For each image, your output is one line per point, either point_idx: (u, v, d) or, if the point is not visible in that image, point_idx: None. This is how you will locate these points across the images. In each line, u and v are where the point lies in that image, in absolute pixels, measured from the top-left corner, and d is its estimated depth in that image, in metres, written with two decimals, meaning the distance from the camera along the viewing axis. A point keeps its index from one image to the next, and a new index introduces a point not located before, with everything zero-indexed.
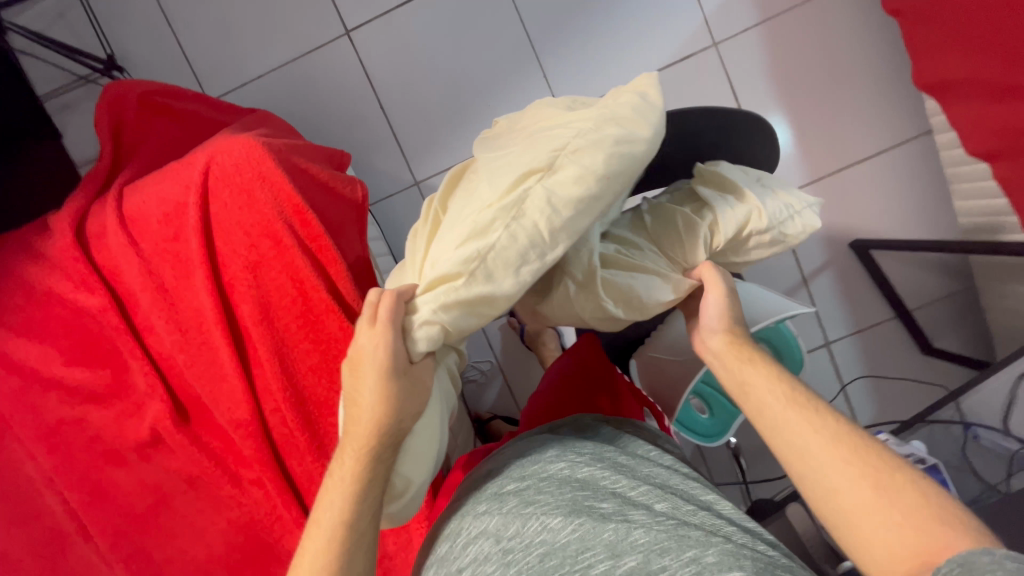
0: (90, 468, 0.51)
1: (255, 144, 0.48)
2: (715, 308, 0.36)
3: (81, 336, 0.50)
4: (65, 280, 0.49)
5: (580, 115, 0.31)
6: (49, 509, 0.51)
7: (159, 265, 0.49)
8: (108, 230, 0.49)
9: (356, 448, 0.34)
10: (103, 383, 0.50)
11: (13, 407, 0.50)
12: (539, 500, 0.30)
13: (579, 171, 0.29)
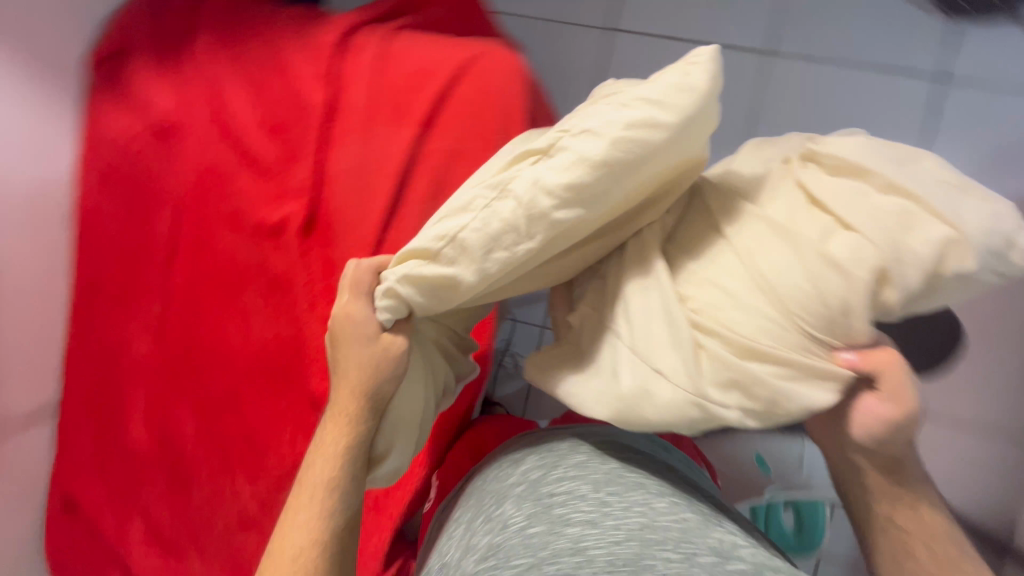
0: (220, 216, 0.85)
1: (511, 63, 0.73)
2: (888, 416, 0.44)
3: (288, 100, 0.82)
4: (312, 60, 0.81)
5: (614, 106, 0.43)
6: (168, 227, 0.89)
7: (379, 101, 0.78)
8: (365, 57, 0.80)
9: (346, 401, 0.58)
10: (275, 160, 0.82)
11: (201, 155, 0.87)
12: (629, 504, 0.51)
13: (569, 162, 0.42)
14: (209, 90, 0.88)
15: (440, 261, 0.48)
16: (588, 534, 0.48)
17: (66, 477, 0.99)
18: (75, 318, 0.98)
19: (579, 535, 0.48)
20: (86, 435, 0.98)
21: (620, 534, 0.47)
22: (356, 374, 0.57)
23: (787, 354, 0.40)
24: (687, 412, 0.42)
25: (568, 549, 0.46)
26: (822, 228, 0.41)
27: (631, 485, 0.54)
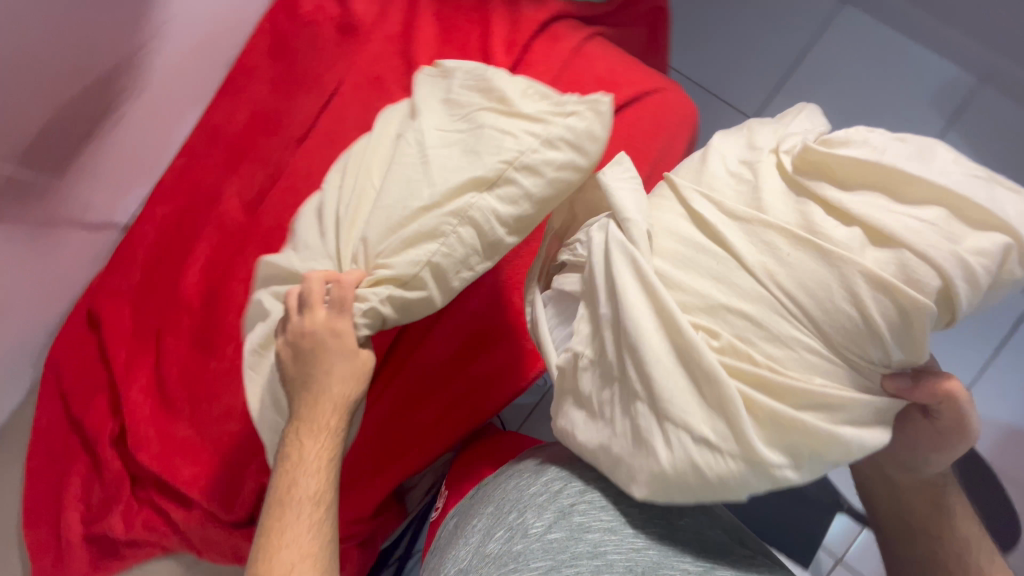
0: (173, 253, 0.97)
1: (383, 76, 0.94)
2: (835, 364, 0.50)
3: (206, 136, 0.98)
4: (294, 91, 0.97)
5: (490, 158, 0.63)
6: (181, 270, 0.97)
7: (262, 131, 0.97)
8: (239, 105, 0.98)
9: (311, 499, 0.61)
10: (161, 198, 0.99)
11: (190, 188, 0.99)
12: (645, 517, 0.64)
13: (431, 221, 0.64)
14: (205, 124, 0.99)
15: (346, 344, 0.65)
16: (606, 541, 0.61)
17: (57, 564, 0.92)
18: (45, 406, 0.95)
19: (598, 540, 0.61)
20: (86, 478, 0.94)
21: (634, 542, 0.61)
22: (323, 449, 0.63)
23: (763, 373, 0.49)
24: (746, 479, 0.49)
25: (588, 554, 0.60)
26: (857, 238, 0.48)
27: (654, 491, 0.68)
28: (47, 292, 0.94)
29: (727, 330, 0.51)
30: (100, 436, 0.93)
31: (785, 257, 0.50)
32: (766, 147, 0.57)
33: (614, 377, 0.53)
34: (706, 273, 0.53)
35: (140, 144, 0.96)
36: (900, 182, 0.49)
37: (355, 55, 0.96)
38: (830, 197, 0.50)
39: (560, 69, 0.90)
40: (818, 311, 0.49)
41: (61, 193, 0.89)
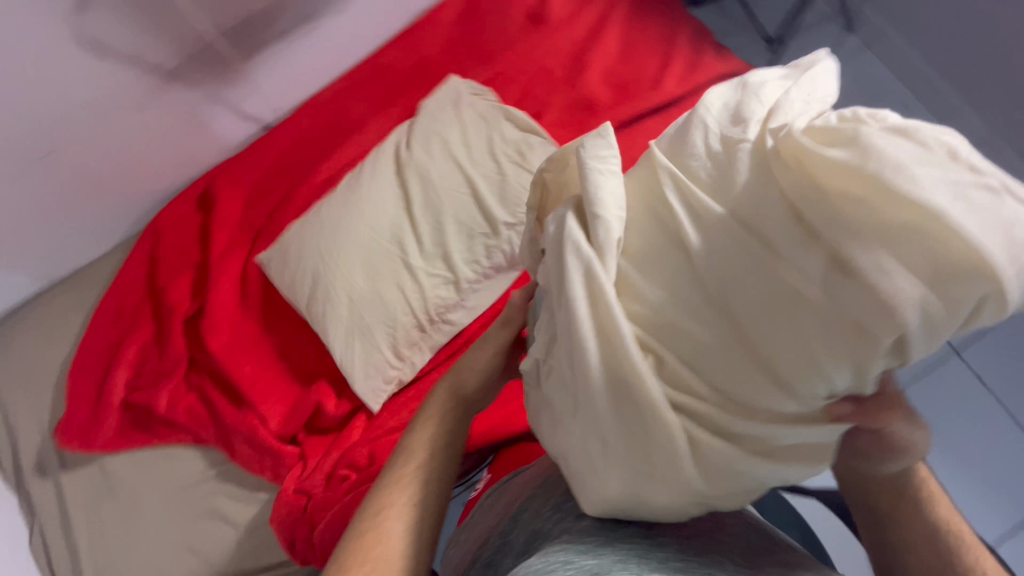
0: (295, 176, 0.99)
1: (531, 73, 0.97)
2: (718, 453, 0.35)
3: (371, 79, 1.01)
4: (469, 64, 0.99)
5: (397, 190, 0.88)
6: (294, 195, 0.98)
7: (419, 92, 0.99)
8: (410, 62, 1.00)
9: (419, 479, 0.53)
10: (305, 119, 1.00)
11: (334, 121, 1.00)
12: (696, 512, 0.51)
13: (464, 248, 0.84)
14: (372, 58, 1.02)
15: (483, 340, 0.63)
16: (657, 527, 0.47)
17: (83, 424, 0.91)
18: (132, 265, 0.97)
19: (647, 530, 0.46)
20: (145, 346, 0.94)
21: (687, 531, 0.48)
22: (432, 424, 0.57)
23: (686, 416, 0.35)
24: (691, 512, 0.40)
25: (638, 534, 0.46)
26: (834, 252, 0.30)
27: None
28: (176, 164, 0.96)
29: (664, 360, 0.36)
30: (174, 312, 0.93)
31: (685, 249, 0.35)
32: (776, 86, 0.39)
33: (572, 417, 0.39)
34: (663, 262, 0.36)
35: (310, 61, 0.97)
36: (885, 184, 0.29)
37: (534, 43, 0.98)
38: (827, 139, 0.32)
39: None
40: (825, 275, 0.31)
41: (223, 92, 0.90)
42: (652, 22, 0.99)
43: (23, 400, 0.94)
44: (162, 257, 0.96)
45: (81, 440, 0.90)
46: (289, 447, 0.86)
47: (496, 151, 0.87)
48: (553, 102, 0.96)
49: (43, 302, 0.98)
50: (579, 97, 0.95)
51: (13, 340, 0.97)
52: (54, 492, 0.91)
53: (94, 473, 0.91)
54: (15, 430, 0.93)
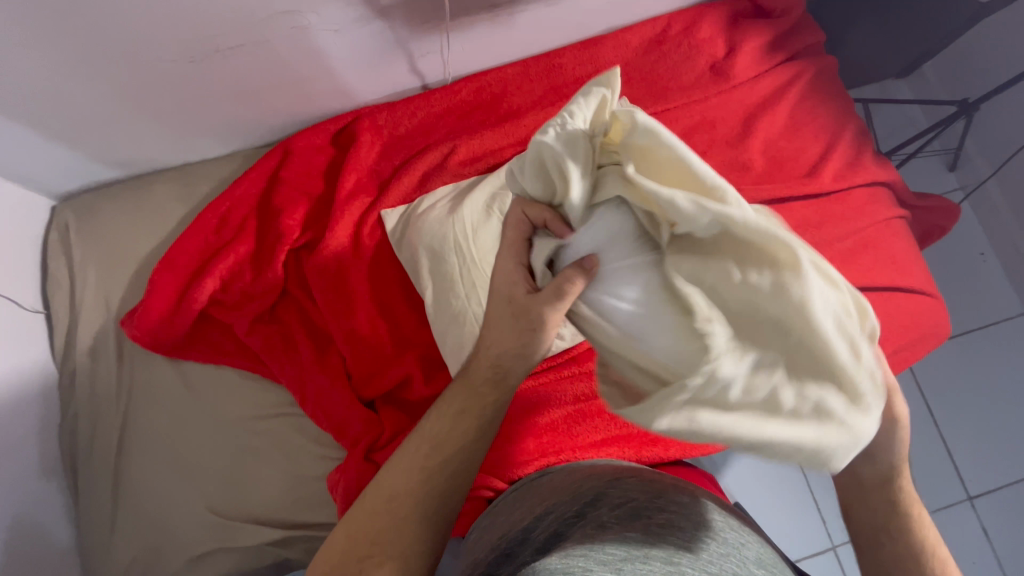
0: (440, 140, 0.97)
1: (701, 123, 0.97)
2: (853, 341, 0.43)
3: (540, 74, 0.99)
4: (643, 94, 0.99)
5: (438, 194, 0.90)
6: (435, 160, 0.95)
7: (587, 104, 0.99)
8: (585, 72, 1.00)
9: (419, 477, 0.57)
10: (464, 90, 0.98)
11: (492, 102, 0.99)
12: (726, 551, 0.56)
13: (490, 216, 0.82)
14: (549, 56, 1.00)
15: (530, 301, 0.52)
16: (683, 555, 0.53)
17: (153, 323, 0.84)
18: (252, 178, 0.93)
19: (674, 552, 0.53)
20: (240, 262, 0.89)
21: (713, 566, 0.53)
22: (466, 431, 0.58)
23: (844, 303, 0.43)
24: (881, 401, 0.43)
25: (662, 558, 0.52)
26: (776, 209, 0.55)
27: (736, 525, 0.60)
28: (330, 95, 0.94)
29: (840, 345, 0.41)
30: (285, 237, 0.88)
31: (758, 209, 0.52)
32: None
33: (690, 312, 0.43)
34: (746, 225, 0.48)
35: (499, 39, 0.95)
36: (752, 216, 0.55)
37: (710, 93, 0.98)
38: None
39: (866, 223, 0.95)
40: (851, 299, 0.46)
41: (409, 40, 0.87)
42: (825, 111, 1.01)
43: (96, 278, 0.90)
44: (285, 181, 0.93)
45: (150, 339, 0.84)
46: (366, 411, 0.83)
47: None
48: (711, 155, 0.97)
49: (147, 186, 0.95)
50: (738, 159, 0.96)
51: (103, 214, 0.93)
52: (101, 382, 0.86)
53: (148, 374, 0.86)
54: (79, 305, 0.89)
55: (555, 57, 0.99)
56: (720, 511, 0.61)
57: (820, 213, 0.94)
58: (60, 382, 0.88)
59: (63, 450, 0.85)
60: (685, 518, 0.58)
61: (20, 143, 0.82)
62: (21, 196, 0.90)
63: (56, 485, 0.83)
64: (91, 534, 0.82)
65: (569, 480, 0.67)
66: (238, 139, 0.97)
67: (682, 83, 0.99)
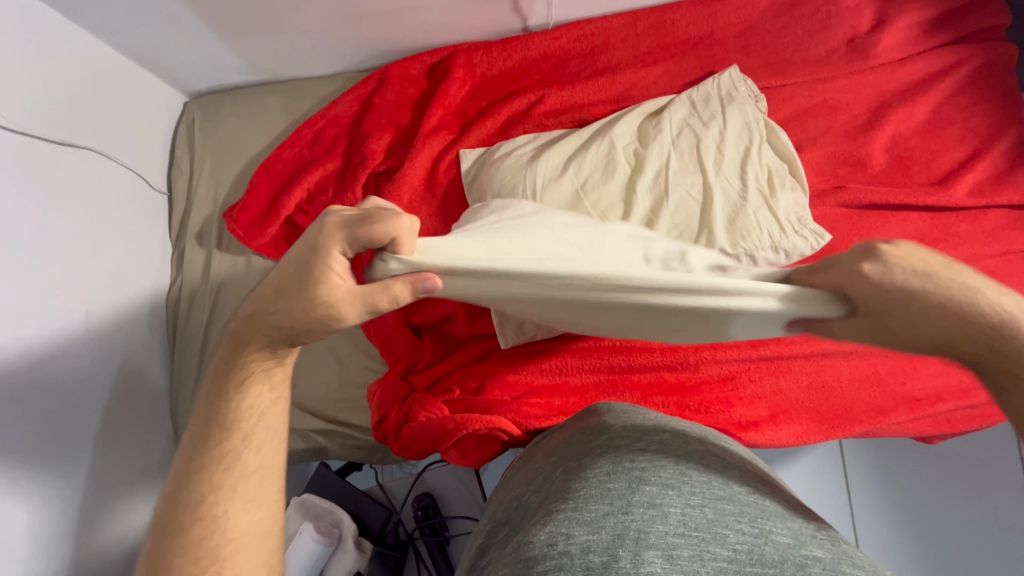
0: (531, 86, 0.96)
1: (816, 106, 0.88)
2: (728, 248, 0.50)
3: (646, 27, 0.93)
4: (756, 67, 0.90)
5: (513, 144, 0.89)
6: (522, 105, 0.94)
7: (692, 68, 0.92)
8: (699, 30, 0.91)
9: (236, 422, 0.52)
10: (565, 34, 0.94)
11: (591, 52, 0.94)
12: (710, 479, 0.53)
13: (576, 164, 0.81)
14: (662, 10, 0.92)
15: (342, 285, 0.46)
16: (666, 495, 0.51)
17: (246, 219, 0.95)
18: (349, 98, 0.98)
19: (657, 494, 0.51)
20: (326, 178, 0.96)
21: (697, 499, 0.50)
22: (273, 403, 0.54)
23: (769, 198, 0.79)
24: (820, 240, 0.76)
25: (644, 503, 0.50)
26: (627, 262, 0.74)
27: (717, 450, 0.58)
28: (432, 26, 0.95)
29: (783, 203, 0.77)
30: (368, 161, 0.93)
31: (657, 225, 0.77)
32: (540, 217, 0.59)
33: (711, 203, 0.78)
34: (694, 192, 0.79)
35: None
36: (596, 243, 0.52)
37: (839, 73, 0.87)
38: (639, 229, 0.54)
39: (996, 250, 0.81)
40: None
41: None
42: (980, 111, 0.85)
43: (209, 170, 1.02)
44: (376, 106, 0.97)
45: (242, 234, 0.94)
46: (411, 335, 0.87)
47: (743, 166, 0.78)
48: (820, 143, 0.87)
49: (259, 94, 1.04)
50: (853, 153, 0.85)
51: (222, 114, 1.03)
52: (202, 262, 1.00)
53: (239, 263, 0.98)
54: (193, 191, 1.01)
55: (669, 11, 0.92)
56: (711, 442, 0.60)
57: (938, 229, 0.82)
58: (172, 255, 1.03)
59: (166, 312, 1.00)
60: (666, 454, 0.55)
61: (162, 37, 0.93)
62: (159, 87, 1.03)
63: (158, 340, 0.98)
64: (181, 385, 0.97)
65: (566, 425, 0.68)
66: (343, 61, 1.02)
67: (806, 57, 0.89)
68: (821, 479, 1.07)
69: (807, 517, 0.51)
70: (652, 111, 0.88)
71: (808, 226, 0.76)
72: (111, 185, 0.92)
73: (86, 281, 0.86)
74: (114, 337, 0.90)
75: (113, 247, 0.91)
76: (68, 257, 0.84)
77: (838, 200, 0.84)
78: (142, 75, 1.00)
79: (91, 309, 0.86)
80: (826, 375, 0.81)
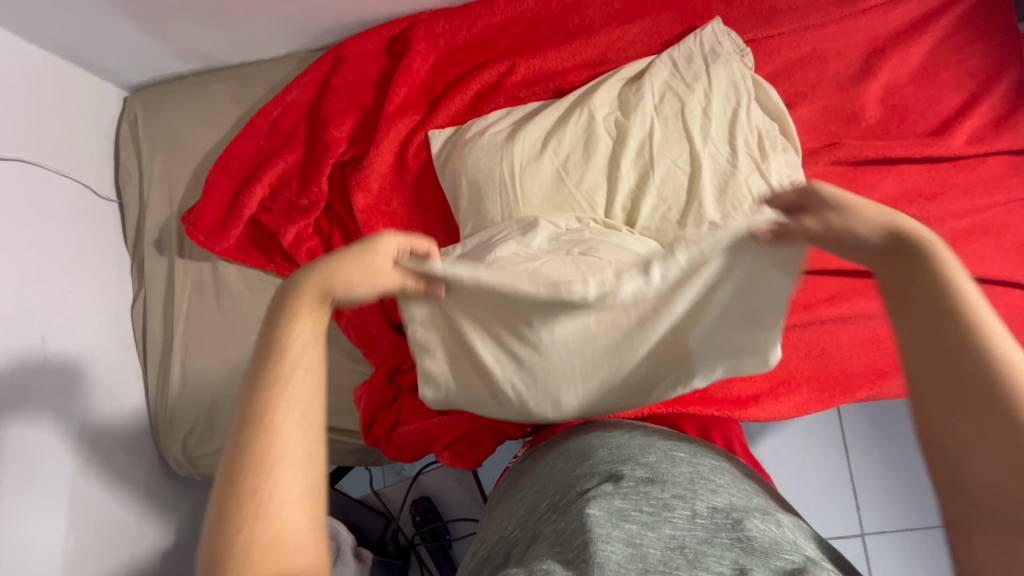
0: (500, 55, 0.89)
1: (805, 57, 0.82)
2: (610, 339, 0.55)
3: None
4: (741, 18, 0.83)
5: (485, 122, 0.83)
6: (493, 76, 0.87)
7: (672, 24, 0.85)
8: None
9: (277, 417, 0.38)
10: None
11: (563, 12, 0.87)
12: (694, 511, 0.48)
13: (553, 140, 0.76)
14: None
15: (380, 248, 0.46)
16: (646, 534, 0.46)
17: (207, 222, 0.88)
18: (303, 82, 0.90)
19: (639, 531, 0.46)
20: (288, 171, 0.89)
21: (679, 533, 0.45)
22: (305, 481, 0.37)
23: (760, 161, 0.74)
24: None
25: (625, 538, 0.45)
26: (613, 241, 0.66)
27: (705, 473, 0.54)
28: None
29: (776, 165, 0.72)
30: (331, 150, 0.86)
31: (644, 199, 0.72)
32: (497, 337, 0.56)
33: None
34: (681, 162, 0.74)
35: None
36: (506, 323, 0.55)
37: (827, 20, 0.81)
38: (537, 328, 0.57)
39: (996, 200, 0.78)
40: None
41: None
42: (979, 51, 0.80)
43: (161, 172, 0.94)
44: (333, 88, 0.89)
45: (203, 239, 0.88)
46: (394, 334, 0.83)
47: (733, 130, 0.73)
48: (811, 98, 0.82)
49: (205, 83, 0.96)
50: (846, 106, 0.81)
51: (167, 109, 0.95)
52: (165, 272, 0.94)
53: (205, 270, 0.92)
54: (146, 197, 0.94)
55: None
56: (703, 470, 0.55)
57: (935, 181, 0.79)
58: (132, 266, 0.96)
59: (133, 327, 0.94)
60: (649, 483, 0.51)
61: (86, 29, 0.84)
62: (95, 84, 0.94)
63: (128, 358, 0.93)
64: (158, 406, 0.92)
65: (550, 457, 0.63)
66: (293, 41, 0.94)
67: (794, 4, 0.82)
68: (817, 439, 1.07)
69: (802, 549, 0.45)
70: (632, 75, 0.81)
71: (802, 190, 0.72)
72: (54, 197, 0.85)
73: (39, 303, 0.80)
74: (78, 359, 0.84)
75: (66, 267, 0.85)
76: (14, 280, 0.78)
77: (832, 157, 0.79)
78: (73, 71, 0.91)
79: (47, 334, 0.81)
80: (825, 342, 0.78)
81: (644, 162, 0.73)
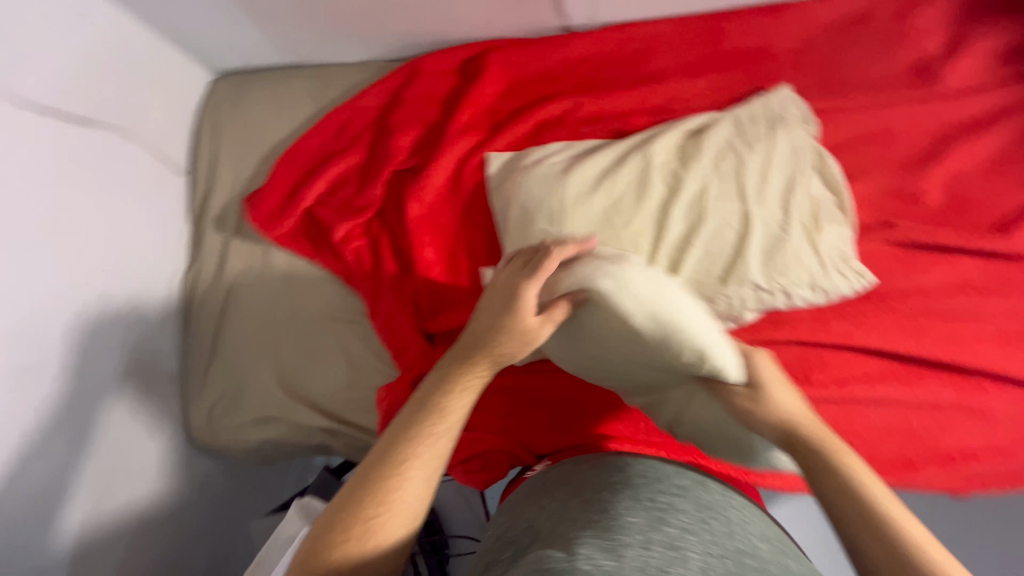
0: (567, 88, 0.91)
1: (872, 133, 0.82)
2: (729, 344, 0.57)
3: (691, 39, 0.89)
4: (809, 87, 0.85)
5: (543, 151, 0.85)
6: (557, 108, 0.90)
7: (740, 81, 0.86)
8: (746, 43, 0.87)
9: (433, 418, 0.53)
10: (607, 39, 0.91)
11: (634, 60, 0.90)
12: (731, 530, 0.48)
13: (609, 179, 0.77)
14: (715, 19, 0.89)
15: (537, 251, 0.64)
16: (686, 539, 0.45)
17: (266, 208, 0.93)
18: (378, 91, 0.95)
19: (677, 536, 0.45)
20: (349, 171, 0.94)
21: (716, 547, 0.45)
22: (424, 481, 0.51)
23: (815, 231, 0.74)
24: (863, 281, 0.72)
25: (664, 543, 0.44)
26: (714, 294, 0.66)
27: (738, 505, 0.53)
28: (469, 19, 0.91)
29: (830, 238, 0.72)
30: (392, 157, 0.90)
31: (690, 253, 0.73)
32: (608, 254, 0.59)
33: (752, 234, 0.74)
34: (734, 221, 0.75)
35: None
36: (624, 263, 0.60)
37: (896, 100, 0.82)
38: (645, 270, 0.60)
39: None
40: None
41: None
42: None
43: (231, 154, 1.00)
44: (405, 100, 0.94)
45: (261, 223, 0.93)
46: (424, 343, 0.84)
47: (788, 196, 0.74)
48: (871, 174, 0.81)
49: (286, 78, 1.02)
50: (906, 187, 0.80)
51: (247, 97, 1.01)
52: (220, 246, 0.98)
53: (256, 252, 0.96)
54: (214, 174, 1.00)
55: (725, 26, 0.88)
56: (738, 502, 0.54)
57: (992, 276, 0.77)
58: (190, 236, 1.01)
59: (181, 293, 0.99)
60: (686, 501, 0.50)
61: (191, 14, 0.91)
62: (186, 65, 1.01)
63: (171, 323, 0.97)
64: (191, 371, 0.96)
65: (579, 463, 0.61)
66: (374, 49, 0.99)
67: (861, 82, 0.83)
68: None
69: None
70: (694, 128, 0.82)
71: (851, 265, 0.71)
72: (131, 164, 0.92)
73: (104, 259, 0.87)
74: (127, 317, 0.90)
75: (130, 229, 0.91)
76: (84, 234, 0.84)
77: (886, 236, 0.79)
78: (170, 50, 0.98)
79: (105, 291, 0.87)
80: (854, 423, 0.76)
81: (695, 216, 0.74)
